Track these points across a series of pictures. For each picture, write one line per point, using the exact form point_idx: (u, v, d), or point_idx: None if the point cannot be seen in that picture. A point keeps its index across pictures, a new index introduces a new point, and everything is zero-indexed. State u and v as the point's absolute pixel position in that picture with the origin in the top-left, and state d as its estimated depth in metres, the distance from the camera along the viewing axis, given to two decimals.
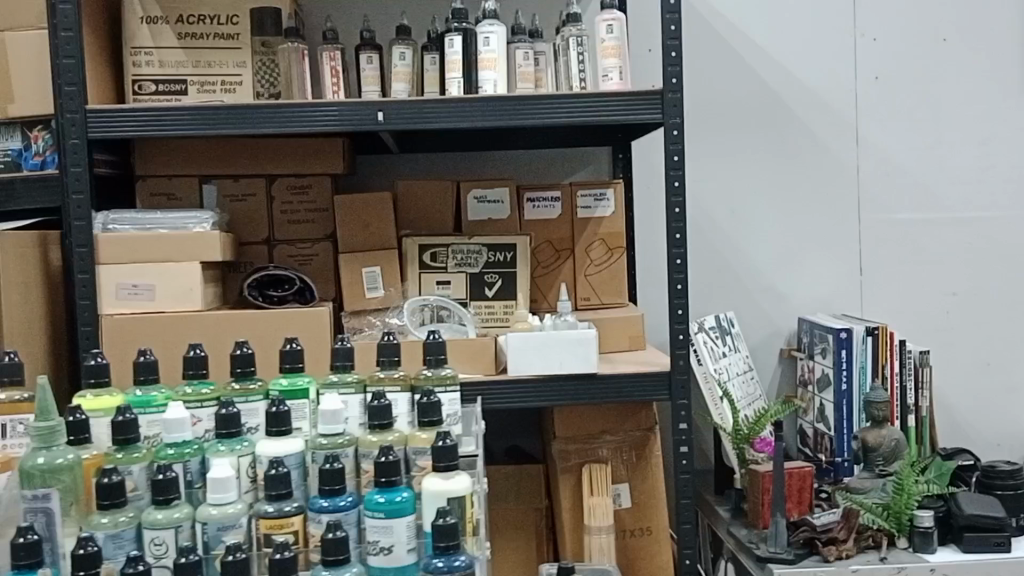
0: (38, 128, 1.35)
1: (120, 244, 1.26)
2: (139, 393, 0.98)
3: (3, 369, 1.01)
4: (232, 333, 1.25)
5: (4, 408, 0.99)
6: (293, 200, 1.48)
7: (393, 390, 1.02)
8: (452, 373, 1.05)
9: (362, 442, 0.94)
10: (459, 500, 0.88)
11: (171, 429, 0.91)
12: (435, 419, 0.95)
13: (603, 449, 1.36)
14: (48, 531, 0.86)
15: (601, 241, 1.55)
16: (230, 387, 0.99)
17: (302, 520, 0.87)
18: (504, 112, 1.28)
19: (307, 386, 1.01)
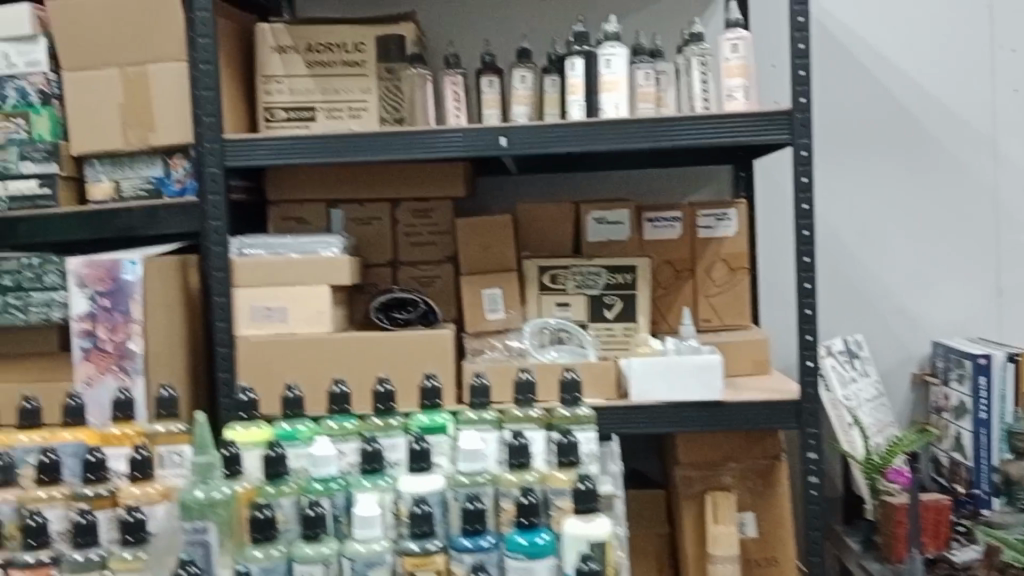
0: (177, 155, 1.41)
1: (254, 267, 1.30)
2: (286, 427, 1.02)
3: (163, 403, 1.05)
4: (372, 364, 1.28)
5: (162, 439, 1.02)
6: (416, 224, 1.51)
7: (530, 428, 1.02)
8: (588, 412, 1.03)
9: (501, 481, 0.93)
10: (601, 545, 0.87)
11: (318, 464, 0.93)
12: (574, 459, 0.95)
13: (727, 477, 1.34)
14: (206, 562, 0.90)
15: (722, 262, 1.52)
16: (373, 423, 1.01)
17: (445, 559, 0.88)
18: (627, 135, 1.27)
19: (447, 423, 1.01)
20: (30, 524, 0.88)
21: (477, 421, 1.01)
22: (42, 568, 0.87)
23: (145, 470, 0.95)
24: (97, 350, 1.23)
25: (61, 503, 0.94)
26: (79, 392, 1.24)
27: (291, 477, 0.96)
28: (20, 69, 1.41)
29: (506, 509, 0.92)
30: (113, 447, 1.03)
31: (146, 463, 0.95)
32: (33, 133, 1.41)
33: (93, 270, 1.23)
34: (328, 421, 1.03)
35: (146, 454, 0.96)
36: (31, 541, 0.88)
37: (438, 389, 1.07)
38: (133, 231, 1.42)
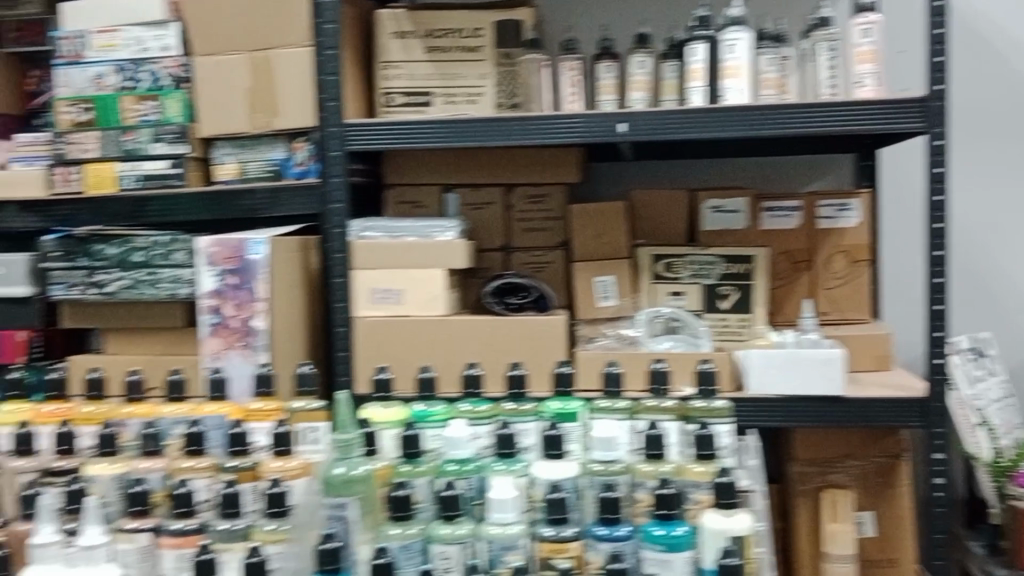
0: (299, 139, 1.44)
1: (372, 249, 1.32)
2: (421, 408, 1.04)
3: (303, 379, 1.08)
4: (499, 353, 1.30)
5: (300, 416, 1.04)
6: (530, 210, 1.51)
7: (665, 418, 1.01)
8: (726, 404, 1.01)
9: (637, 471, 0.93)
10: (740, 540, 0.85)
11: (454, 446, 0.95)
12: (711, 452, 0.93)
13: (845, 474, 1.30)
14: (347, 537, 0.89)
15: (843, 253, 1.48)
16: (506, 407, 1.02)
17: (581, 547, 0.86)
18: (750, 122, 1.25)
19: (579, 410, 1.01)
20: (177, 492, 0.91)
21: (611, 410, 1.01)
22: (190, 536, 0.88)
23: (286, 445, 0.97)
24: (223, 326, 1.28)
25: (207, 472, 0.96)
26: (205, 364, 1.29)
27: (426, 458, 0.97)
28: (153, 53, 1.47)
29: (641, 499, 0.91)
30: (254, 421, 1.05)
31: (286, 438, 0.97)
32: (165, 116, 1.47)
33: (220, 249, 1.26)
34: (461, 404, 1.04)
35: (287, 429, 0.98)
36: (178, 510, 0.90)
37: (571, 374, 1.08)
38: (256, 212, 1.46)
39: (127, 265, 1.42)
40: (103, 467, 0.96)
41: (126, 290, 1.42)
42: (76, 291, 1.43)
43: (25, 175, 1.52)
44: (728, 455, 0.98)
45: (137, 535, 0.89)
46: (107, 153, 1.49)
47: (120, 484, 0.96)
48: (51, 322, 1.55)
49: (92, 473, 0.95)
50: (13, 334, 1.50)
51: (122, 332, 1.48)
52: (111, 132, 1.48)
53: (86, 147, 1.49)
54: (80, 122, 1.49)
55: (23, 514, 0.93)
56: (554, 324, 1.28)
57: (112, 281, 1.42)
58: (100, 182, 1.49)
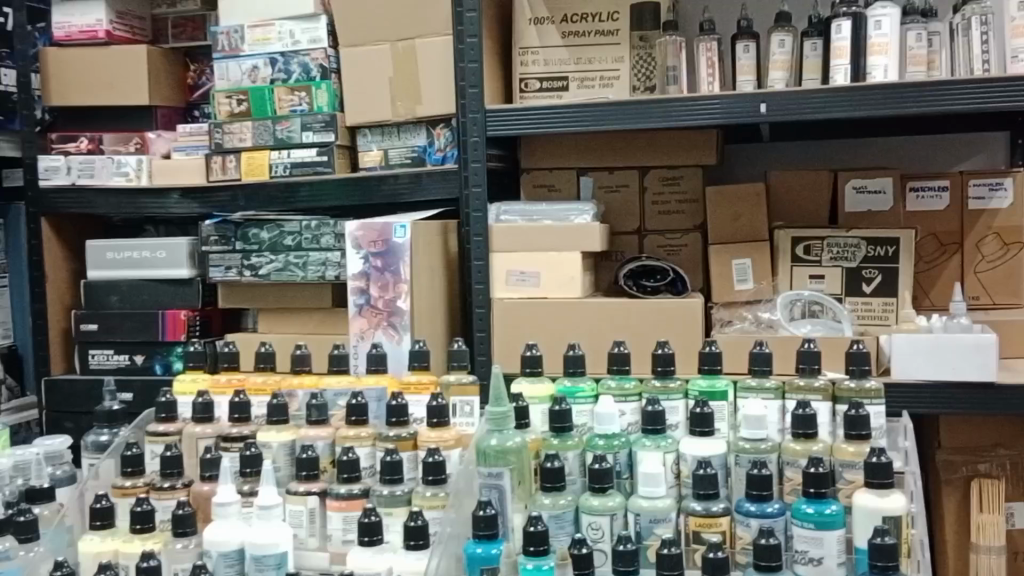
0: (440, 126, 1.49)
1: (510, 233, 1.35)
2: (568, 384, 1.05)
3: (456, 356, 1.12)
4: (643, 333, 1.31)
5: (455, 390, 1.08)
6: (664, 192, 1.51)
7: (816, 399, 0.99)
8: (877, 386, 0.98)
9: (787, 449, 0.92)
10: (896, 519, 0.84)
11: (602, 421, 0.96)
12: (864, 432, 0.91)
13: (994, 464, 1.25)
14: (501, 505, 0.94)
15: (994, 235, 1.44)
16: (652, 384, 1.01)
17: (730, 522, 0.87)
18: (899, 99, 1.21)
19: (726, 389, 1.01)
20: (343, 459, 0.95)
21: (759, 389, 1.00)
22: (356, 500, 0.94)
23: (442, 416, 1.00)
24: (369, 307, 1.33)
25: (368, 441, 1.00)
26: (353, 343, 1.34)
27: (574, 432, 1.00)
28: (302, 45, 1.54)
29: (791, 477, 0.92)
30: (412, 394, 1.10)
31: (444, 410, 1.00)
32: (313, 106, 1.54)
33: (367, 232, 1.32)
34: (607, 381, 1.04)
35: (444, 402, 1.00)
36: (344, 475, 0.95)
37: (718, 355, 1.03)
38: (398, 197, 1.49)
39: (279, 249, 1.50)
40: (274, 434, 1.03)
41: (278, 273, 1.50)
42: (232, 273, 1.53)
43: (188, 163, 1.61)
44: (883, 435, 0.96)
45: (308, 497, 0.95)
46: (261, 142, 1.56)
47: (289, 450, 1.02)
48: (210, 302, 1.64)
49: (265, 439, 1.02)
50: (177, 312, 1.60)
51: (275, 311, 1.56)
52: (265, 122, 1.56)
53: (242, 137, 1.57)
54: (236, 113, 1.58)
55: (204, 476, 0.99)
56: (692, 306, 1.29)
57: (265, 264, 1.50)
58: (254, 169, 1.57)
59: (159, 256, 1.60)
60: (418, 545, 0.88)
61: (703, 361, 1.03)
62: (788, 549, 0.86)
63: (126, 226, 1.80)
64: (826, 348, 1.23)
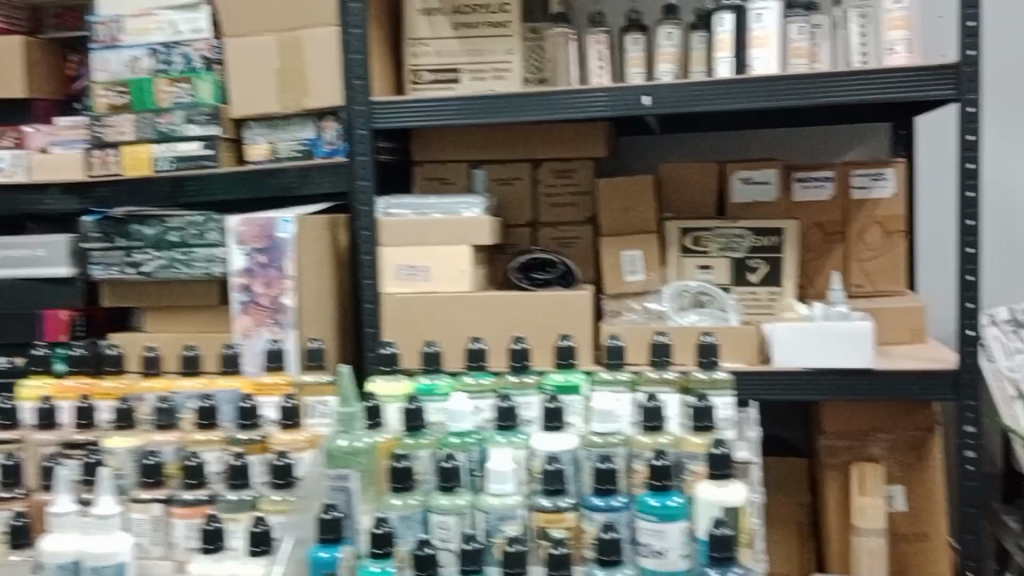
0: (329, 118, 1.45)
1: (399, 226, 1.34)
2: (426, 382, 1.04)
3: (313, 355, 1.14)
4: (508, 327, 1.31)
5: (312, 390, 1.09)
6: (557, 184, 1.50)
7: (665, 390, 1.02)
8: (724, 376, 1.02)
9: (635, 442, 0.93)
10: (735, 510, 0.85)
11: (456, 419, 0.96)
12: (710, 424, 0.93)
13: (876, 448, 1.29)
14: (348, 508, 0.90)
15: (878, 224, 1.48)
16: (508, 380, 1.03)
17: (577, 518, 0.87)
18: (778, 92, 1.23)
19: (580, 383, 1.02)
20: (189, 465, 0.93)
21: (611, 382, 1.02)
22: (201, 506, 0.91)
23: (293, 418, 1.01)
24: (253, 303, 1.30)
25: (217, 446, 0.99)
26: (237, 342, 1.31)
27: (428, 429, 0.98)
28: (185, 36, 1.49)
29: (638, 470, 0.92)
30: (265, 395, 1.08)
31: (295, 411, 1.01)
32: (196, 98, 1.49)
33: (250, 228, 1.29)
34: (465, 378, 1.06)
35: (294, 404, 1.01)
36: (190, 481, 0.93)
37: (570, 346, 1.09)
38: (287, 190, 1.46)
39: (163, 245, 1.45)
40: (120, 440, 0.99)
41: (163, 269, 1.45)
42: (115, 271, 1.47)
43: (66, 157, 1.55)
44: (730, 424, 0.99)
45: (151, 505, 0.92)
46: (143, 135, 1.51)
47: (136, 456, 0.98)
48: (93, 301, 1.59)
49: (108, 445, 0.98)
50: (57, 312, 1.54)
51: (162, 310, 1.51)
52: (147, 114, 1.50)
53: (122, 130, 1.52)
54: (117, 105, 1.52)
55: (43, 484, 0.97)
56: (580, 300, 1.30)
57: (149, 261, 1.46)
58: (136, 164, 1.52)
59: (37, 254, 1.53)
60: (263, 550, 0.86)
61: (560, 356, 1.08)
62: (632, 542, 0.86)
63: (6, 222, 1.73)
64: (678, 339, 1.27)
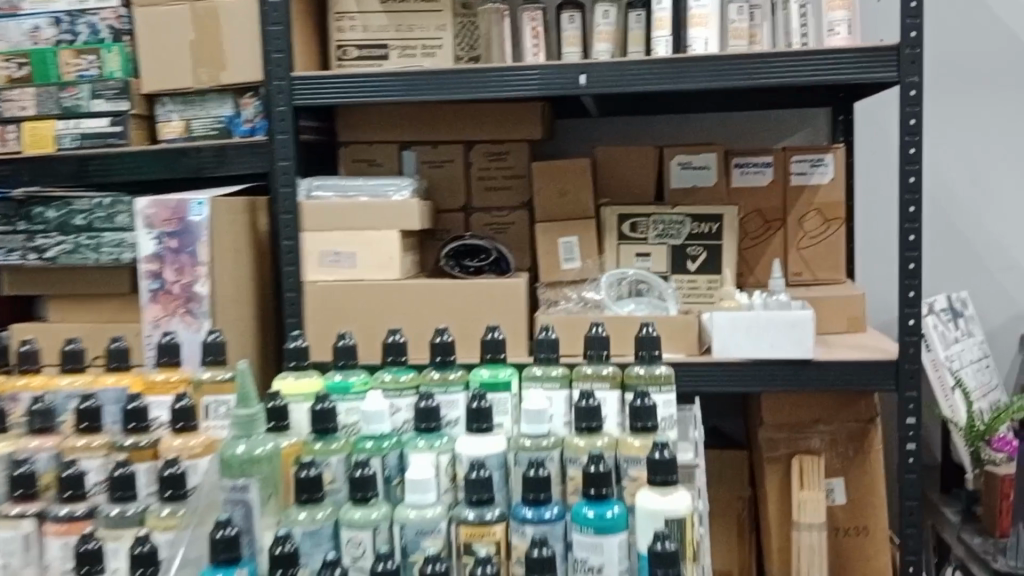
0: (247, 95, 1.37)
1: (322, 210, 1.26)
2: (338, 379, 0.98)
3: (208, 349, 1.03)
4: (428, 316, 1.25)
5: (209, 388, 1.00)
6: (490, 167, 1.44)
7: (602, 386, 0.95)
8: (667, 371, 0.96)
9: (569, 446, 0.88)
10: (678, 522, 0.80)
11: (371, 421, 0.89)
12: (650, 424, 0.88)
13: (817, 440, 1.26)
14: (247, 523, 0.84)
15: (816, 211, 1.46)
16: (430, 377, 0.96)
17: (505, 530, 0.82)
18: (717, 72, 1.18)
19: (509, 379, 0.96)
20: (65, 476, 0.87)
21: (545, 378, 0.96)
22: (77, 523, 0.85)
23: (187, 420, 0.93)
24: (163, 292, 1.20)
25: (99, 453, 0.93)
26: (146, 332, 1.21)
27: (342, 433, 0.92)
28: (91, 4, 1.38)
29: (572, 476, 0.87)
30: (157, 394, 1.01)
31: (188, 414, 0.93)
32: (104, 71, 1.39)
33: (160, 210, 1.19)
34: (382, 373, 0.98)
35: (190, 404, 0.93)
36: (66, 494, 0.87)
37: (501, 340, 0.99)
38: (202, 171, 1.37)
39: (68, 229, 1.35)
40: None
41: (68, 256, 1.34)
42: (15, 257, 1.36)
43: None
44: (670, 424, 0.94)
45: (20, 522, 0.86)
46: (45, 110, 1.41)
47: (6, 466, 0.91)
48: None
49: None
50: None
51: (68, 299, 1.41)
52: (49, 88, 1.40)
53: (23, 105, 1.41)
54: (16, 78, 1.41)
55: None
56: (512, 288, 1.24)
57: (53, 246, 1.34)
58: (38, 142, 1.41)
59: None
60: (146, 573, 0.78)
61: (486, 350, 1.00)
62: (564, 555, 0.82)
63: None
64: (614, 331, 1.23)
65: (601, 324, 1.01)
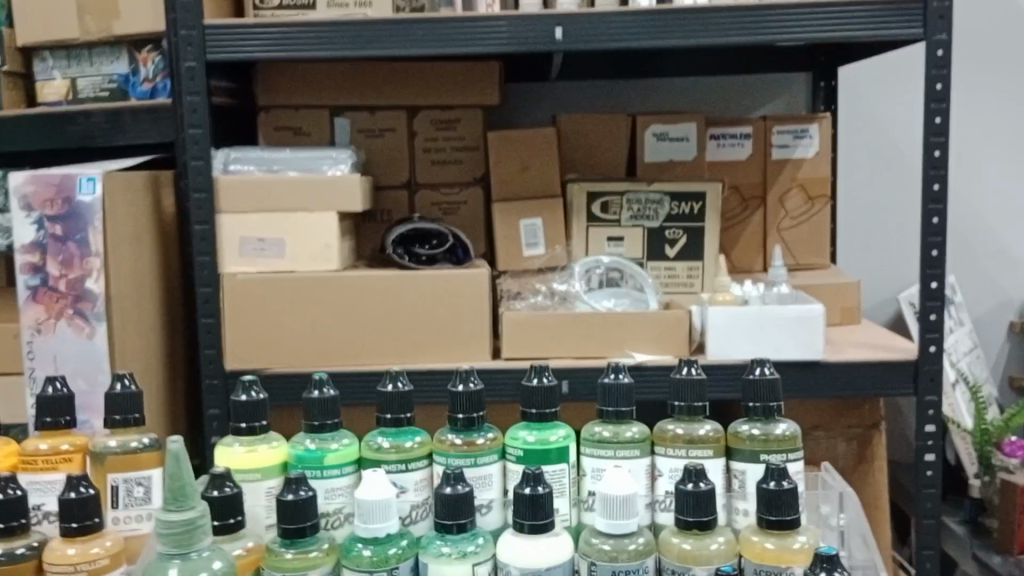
0: (147, 49, 1.12)
1: (243, 188, 1.04)
2: (309, 447, 0.74)
3: (118, 401, 0.77)
4: (376, 321, 1.05)
5: (118, 462, 0.75)
6: (439, 137, 1.25)
7: (706, 455, 0.76)
8: (790, 432, 0.76)
9: (671, 554, 0.68)
10: None
11: (372, 519, 0.65)
12: (792, 519, 0.67)
13: (817, 449, 1.13)
14: None
15: (798, 189, 1.31)
16: (452, 448, 0.74)
17: None
18: (718, 26, 1.00)
19: (565, 447, 0.75)
20: None
21: (627, 441, 0.76)
22: None
23: (85, 519, 0.66)
24: (47, 289, 0.96)
25: None
26: (25, 339, 0.96)
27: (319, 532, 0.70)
28: None
29: None
30: (47, 472, 0.76)
31: (88, 513, 0.66)
32: None
33: (39, 189, 0.95)
34: (378, 437, 0.75)
35: (94, 493, 0.67)
36: None
37: (554, 387, 0.76)
38: (92, 140, 1.13)
39: None
40: None
41: None
42: None
43: None
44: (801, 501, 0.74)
45: None
46: None
47: None
48: None
49: None
50: None
51: None
52: None
53: None
54: None
55: None
56: (473, 282, 1.05)
57: None
58: None
59: None
60: None
61: (538, 401, 0.76)
62: None
63: None
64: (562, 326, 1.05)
65: (695, 363, 0.79)
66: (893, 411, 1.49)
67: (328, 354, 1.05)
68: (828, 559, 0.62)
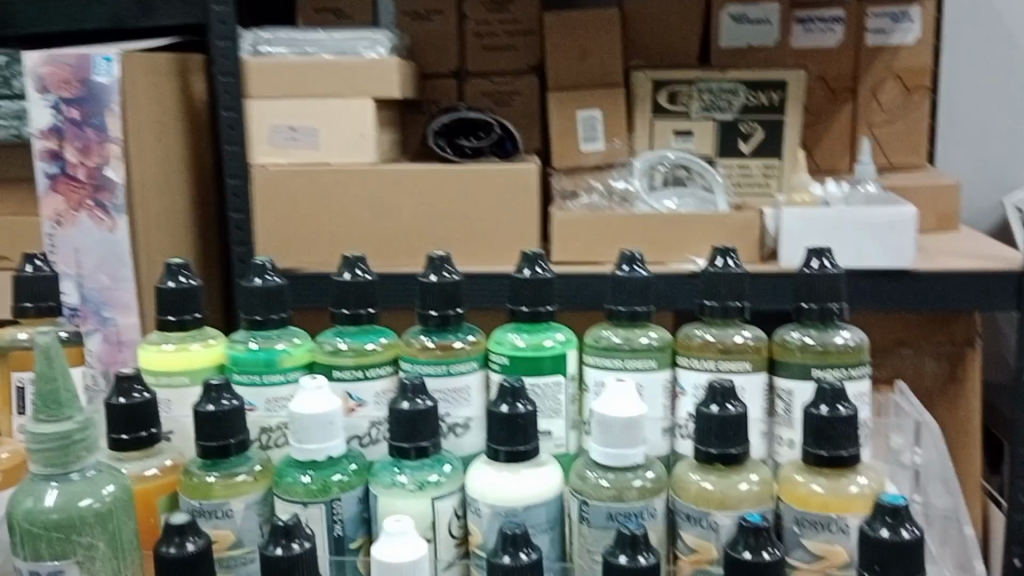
0: None
1: (272, 72, 0.96)
2: (254, 347, 0.71)
3: (32, 290, 0.77)
4: (413, 218, 0.97)
5: (18, 358, 0.78)
6: (491, 20, 1.14)
7: (742, 369, 0.70)
8: (850, 346, 0.70)
9: (681, 488, 0.64)
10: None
11: (311, 434, 0.63)
12: (843, 455, 0.61)
13: (899, 368, 1.02)
14: None
15: (895, 79, 1.17)
16: (420, 355, 0.70)
17: None
18: None
19: (561, 355, 0.71)
20: None
21: (641, 351, 0.71)
22: None
23: None
24: (65, 177, 0.90)
25: None
26: (47, 232, 0.91)
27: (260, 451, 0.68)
28: None
29: (694, 544, 0.63)
30: None
31: None
32: None
33: (55, 69, 0.89)
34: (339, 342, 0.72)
35: None
36: None
37: (546, 282, 0.71)
38: (120, 23, 1.05)
39: None
40: None
41: None
42: None
43: None
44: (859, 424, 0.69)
45: None
46: None
47: None
48: None
49: None
50: None
51: None
52: None
53: None
54: None
55: None
56: (519, 175, 0.96)
57: None
58: None
59: None
60: None
61: (528, 300, 0.71)
62: None
63: None
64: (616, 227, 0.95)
65: (733, 256, 0.73)
66: (990, 328, 1.36)
67: (363, 253, 0.97)
68: (892, 511, 0.56)
